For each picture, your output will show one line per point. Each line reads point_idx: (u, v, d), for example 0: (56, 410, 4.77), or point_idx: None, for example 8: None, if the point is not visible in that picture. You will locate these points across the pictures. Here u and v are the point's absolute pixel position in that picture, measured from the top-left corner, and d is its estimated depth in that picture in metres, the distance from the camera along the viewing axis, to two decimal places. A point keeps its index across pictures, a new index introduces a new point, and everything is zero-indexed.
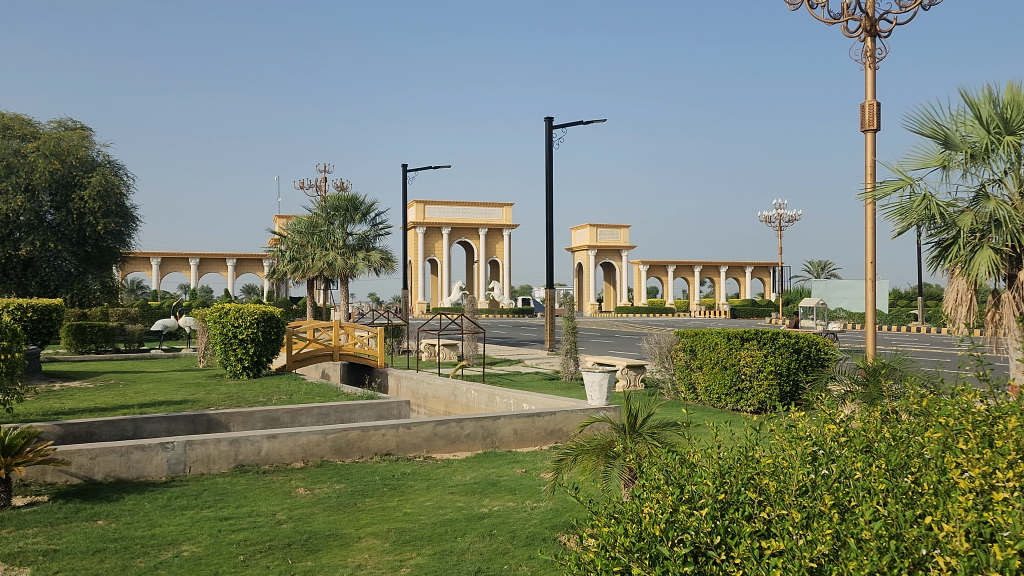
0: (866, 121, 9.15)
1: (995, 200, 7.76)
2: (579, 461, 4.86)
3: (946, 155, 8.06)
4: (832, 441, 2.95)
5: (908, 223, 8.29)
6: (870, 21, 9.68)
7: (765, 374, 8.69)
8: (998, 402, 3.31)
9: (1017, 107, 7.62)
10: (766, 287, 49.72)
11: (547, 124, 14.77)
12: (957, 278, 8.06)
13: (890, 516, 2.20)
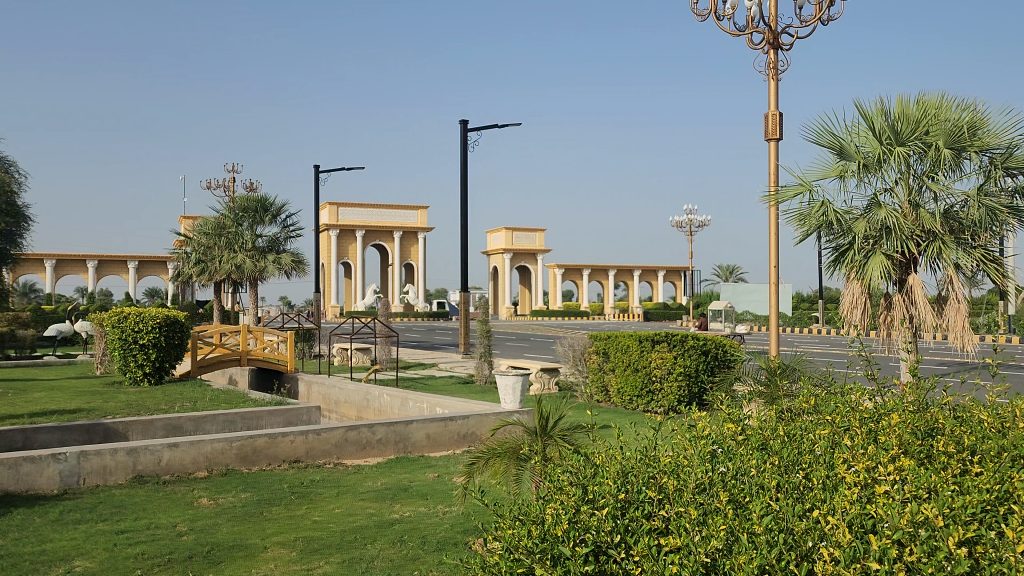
0: (769, 130, 9.48)
1: (886, 208, 8.16)
2: (490, 464, 4.87)
3: (842, 165, 8.43)
4: (730, 440, 3.04)
5: (807, 229, 8.62)
6: (773, 34, 10.06)
7: (675, 375, 8.91)
8: (884, 399, 3.48)
9: (906, 120, 8.06)
10: (677, 291, 50.96)
11: (461, 127, 14.80)
12: (852, 282, 8.42)
13: (781, 511, 2.30)
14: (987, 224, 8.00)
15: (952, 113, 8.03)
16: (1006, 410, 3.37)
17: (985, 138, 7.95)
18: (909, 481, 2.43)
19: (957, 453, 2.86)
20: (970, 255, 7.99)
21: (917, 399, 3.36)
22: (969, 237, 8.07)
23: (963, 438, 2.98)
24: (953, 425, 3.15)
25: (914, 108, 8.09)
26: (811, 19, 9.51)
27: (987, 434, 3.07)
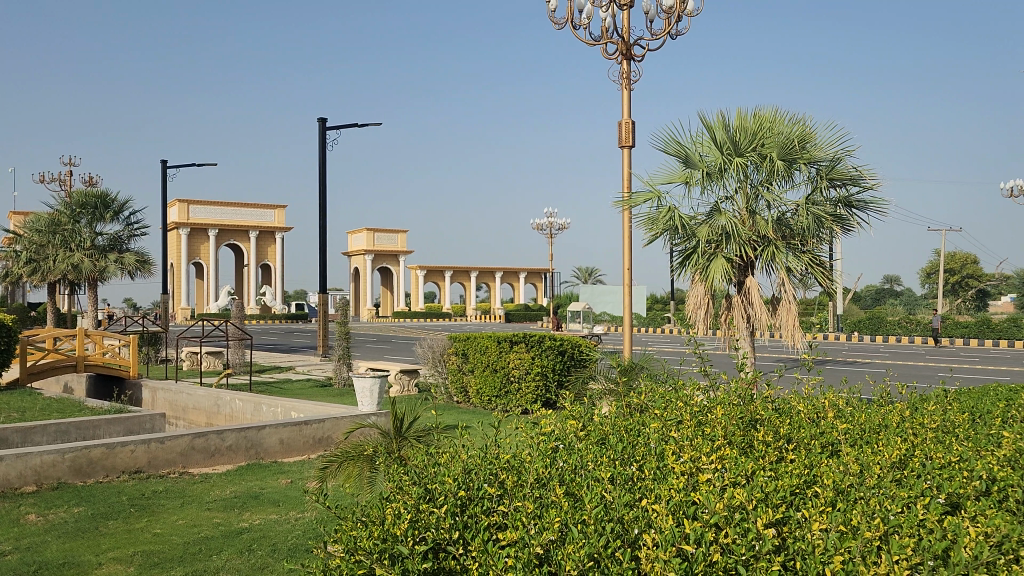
0: (623, 138, 9.85)
1: (727, 214, 8.67)
2: (343, 468, 4.82)
3: (688, 173, 8.87)
4: (571, 435, 3.15)
5: (655, 233, 9.02)
6: (626, 45, 10.47)
7: (533, 375, 9.11)
8: (713, 394, 3.71)
9: (745, 132, 8.59)
10: (539, 293, 51.93)
11: (319, 124, 14.52)
12: (696, 284, 8.89)
13: (612, 502, 2.42)
14: (814, 231, 8.67)
15: (785, 127, 8.65)
16: (818, 401, 3.68)
17: (813, 151, 8.61)
18: (728, 470, 2.63)
19: (775, 442, 3.11)
20: (800, 259, 8.64)
21: (742, 393, 3.61)
22: (799, 242, 8.72)
23: (780, 429, 3.24)
24: (770, 417, 3.42)
25: (751, 121, 8.64)
26: (661, 34, 9.98)
27: (799, 426, 3.36)
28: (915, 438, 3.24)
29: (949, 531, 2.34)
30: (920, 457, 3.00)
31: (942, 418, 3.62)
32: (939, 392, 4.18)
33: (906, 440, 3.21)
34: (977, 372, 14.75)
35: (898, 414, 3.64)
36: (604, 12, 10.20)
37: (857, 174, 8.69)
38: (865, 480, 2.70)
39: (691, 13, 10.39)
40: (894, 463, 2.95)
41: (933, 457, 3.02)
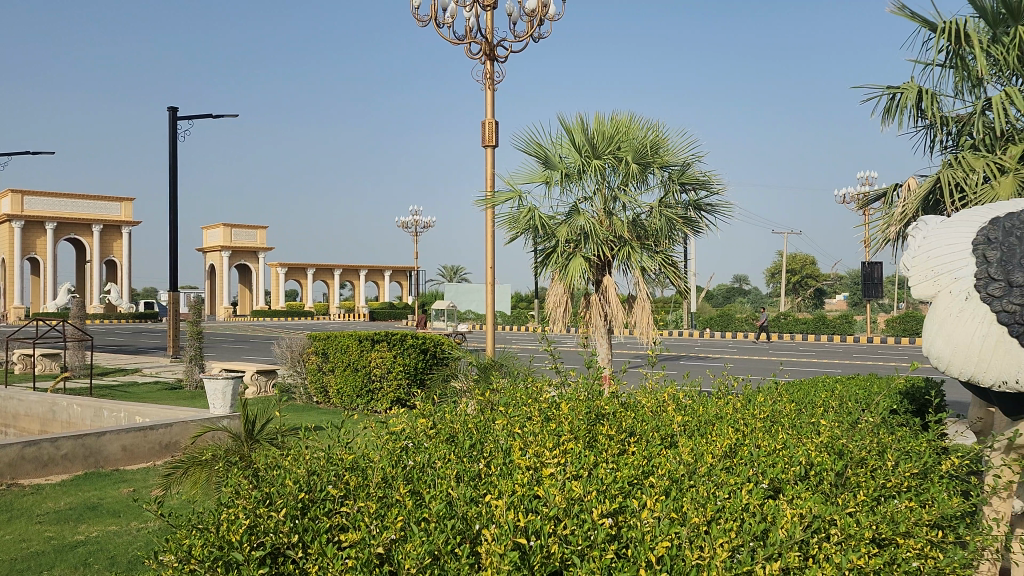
0: (486, 137, 9.93)
1: (585, 215, 8.91)
2: (190, 473, 4.62)
3: (548, 173, 9.07)
4: (421, 434, 3.16)
5: (516, 231, 9.16)
6: (489, 45, 10.57)
7: (394, 374, 9.05)
8: (564, 390, 3.80)
9: (602, 135, 8.85)
10: (404, 291, 51.55)
11: (170, 113, 13.85)
12: (556, 283, 9.10)
13: (456, 499, 2.45)
14: (667, 232, 9.05)
15: (639, 132, 8.97)
16: (661, 394, 3.85)
17: (665, 156, 8.99)
18: (570, 464, 2.71)
19: (618, 435, 3.23)
20: (654, 259, 9.01)
21: (591, 388, 3.72)
22: (653, 242, 9.08)
23: (622, 423, 3.39)
24: (615, 412, 3.55)
25: (609, 125, 8.90)
26: (524, 36, 10.14)
27: (641, 419, 3.51)
28: (745, 427, 3.47)
29: (769, 514, 2.50)
30: (748, 445, 3.21)
31: (772, 408, 3.86)
32: (771, 383, 4.47)
33: (737, 430, 3.42)
34: (810, 365, 15.91)
35: (734, 406, 3.86)
36: (469, 11, 10.25)
37: (705, 179, 9.15)
38: (698, 468, 2.86)
39: (553, 16, 10.61)
40: (724, 451, 3.14)
41: (760, 445, 3.24)
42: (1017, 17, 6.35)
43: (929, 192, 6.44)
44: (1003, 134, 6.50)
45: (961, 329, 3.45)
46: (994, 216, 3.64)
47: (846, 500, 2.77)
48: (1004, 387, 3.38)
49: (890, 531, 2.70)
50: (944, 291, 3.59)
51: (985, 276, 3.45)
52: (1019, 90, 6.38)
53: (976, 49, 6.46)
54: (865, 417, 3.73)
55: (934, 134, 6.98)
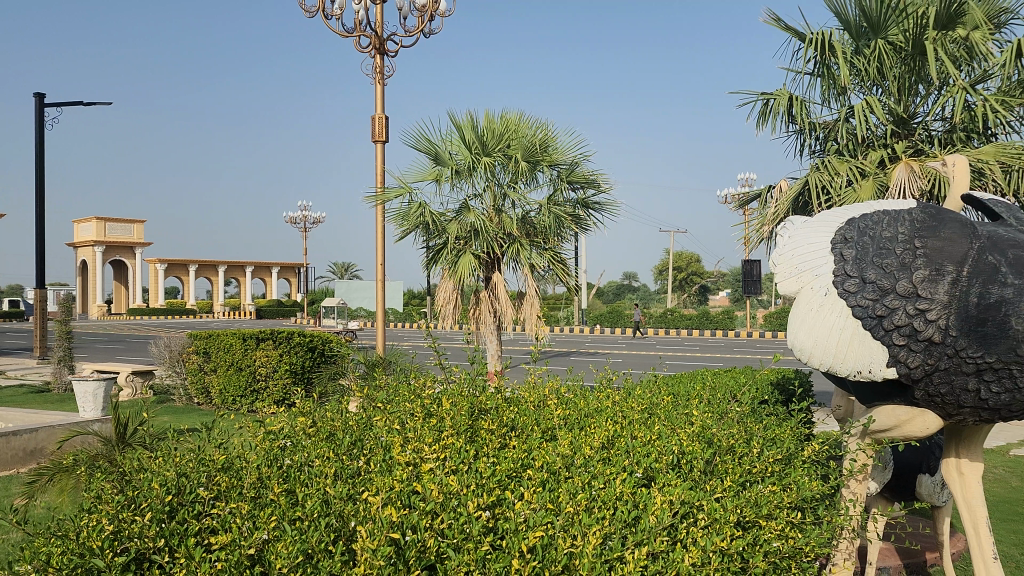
0: (376, 132, 9.82)
1: (475, 212, 8.94)
2: (55, 481, 4.38)
3: (438, 170, 9.07)
4: (300, 434, 3.13)
5: (406, 228, 9.11)
6: (379, 39, 10.45)
7: (281, 373, 8.84)
8: (447, 386, 3.81)
9: (491, 133, 8.89)
10: (292, 288, 50.30)
11: (37, 100, 13.06)
12: (446, 280, 9.12)
13: (332, 496, 2.44)
14: (555, 230, 9.19)
15: (528, 130, 9.06)
16: (542, 388, 3.91)
17: (553, 154, 9.13)
18: (449, 459, 2.73)
19: (498, 430, 3.28)
20: (543, 256, 9.17)
21: (474, 384, 3.75)
22: (542, 239, 9.22)
23: (503, 417, 3.43)
24: (497, 407, 3.60)
25: (498, 122, 8.96)
26: (414, 31, 10.09)
27: (522, 414, 3.56)
28: (622, 419, 3.58)
29: (640, 502, 2.59)
30: (624, 436, 3.32)
31: (649, 401, 4.01)
32: (650, 376, 4.62)
33: (615, 423, 3.53)
34: (690, 359, 16.56)
35: (614, 399, 3.97)
36: (357, 3, 10.10)
37: (591, 178, 9.35)
38: (575, 460, 2.93)
39: (444, 12, 10.61)
40: (601, 443, 3.24)
41: (635, 437, 3.35)
42: (877, 30, 6.80)
43: (798, 194, 6.79)
44: (863, 140, 6.97)
45: (820, 324, 3.67)
46: (851, 218, 3.89)
47: (713, 487, 2.90)
48: (859, 375, 3.62)
49: (754, 513, 2.83)
50: (806, 287, 3.80)
51: (842, 272, 3.68)
52: (878, 99, 6.83)
53: (839, 59, 6.83)
54: (733, 407, 3.92)
55: (803, 139, 7.39)
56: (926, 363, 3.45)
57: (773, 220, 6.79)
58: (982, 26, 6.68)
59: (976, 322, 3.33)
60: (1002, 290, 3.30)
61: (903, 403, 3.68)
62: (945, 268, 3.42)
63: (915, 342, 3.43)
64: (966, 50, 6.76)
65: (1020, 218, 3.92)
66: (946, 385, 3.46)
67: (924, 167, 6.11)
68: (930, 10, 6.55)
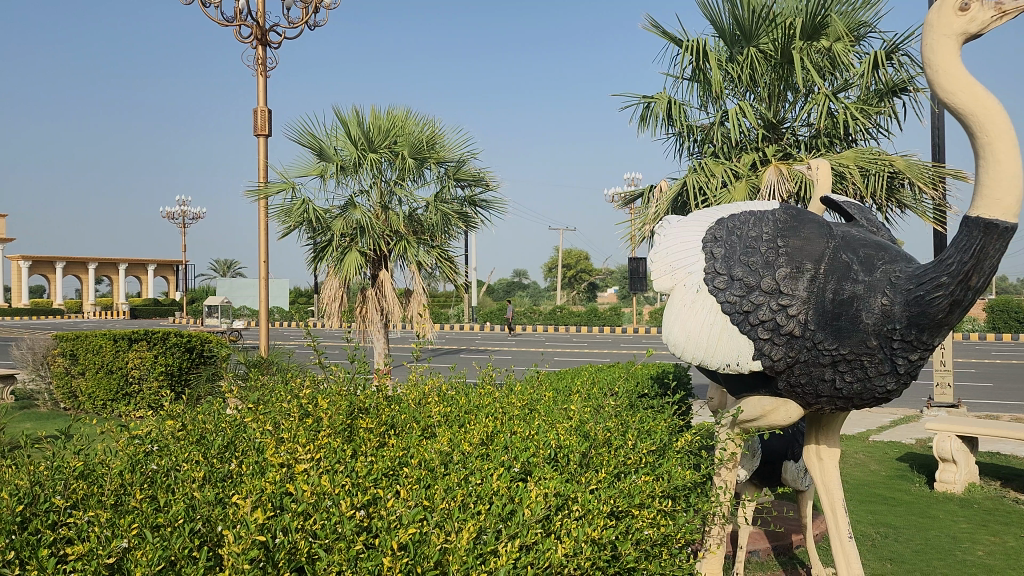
0: (258, 126, 9.54)
1: (361, 209, 8.81)
2: None
3: (322, 166, 8.89)
4: (169, 438, 3.01)
5: (289, 224, 8.88)
6: (261, 30, 10.15)
7: (156, 375, 8.50)
8: (326, 384, 3.75)
9: (378, 128, 8.79)
10: (170, 287, 48.16)
11: None
12: (331, 277, 8.95)
13: (199, 501, 2.36)
14: (442, 227, 9.17)
15: (415, 127, 9.01)
16: (424, 386, 3.90)
17: (440, 151, 9.11)
18: (323, 459, 2.69)
19: (377, 429, 3.26)
20: (430, 254, 9.14)
21: (355, 382, 3.70)
22: (429, 237, 9.19)
23: (381, 417, 3.40)
24: (375, 406, 3.56)
25: (384, 118, 8.86)
26: (297, 22, 9.86)
27: (401, 413, 3.55)
28: (502, 415, 3.62)
29: (516, 496, 2.63)
30: (504, 432, 3.35)
31: (530, 397, 4.06)
32: (531, 372, 4.67)
33: (495, 419, 3.56)
34: (575, 355, 16.91)
35: (495, 395, 4.00)
36: None
37: (479, 175, 9.39)
38: (452, 456, 2.95)
39: (329, 4, 10.41)
40: (481, 438, 3.27)
41: (514, 432, 3.39)
42: (749, 38, 7.13)
43: (676, 194, 7.04)
44: (737, 143, 7.29)
45: (692, 319, 3.82)
46: (719, 218, 4.07)
47: (588, 478, 2.97)
48: (728, 368, 3.79)
49: (627, 503, 2.91)
50: (680, 283, 3.95)
51: (712, 270, 3.84)
52: (750, 104, 7.19)
53: (715, 65, 7.09)
54: (609, 401, 4.03)
55: (681, 141, 7.67)
56: (787, 356, 3.63)
57: (654, 219, 7.01)
58: (844, 38, 7.02)
59: (832, 317, 3.54)
60: (854, 287, 3.53)
61: (767, 394, 3.88)
62: (804, 266, 3.63)
63: (778, 336, 3.61)
64: (829, 60, 7.13)
65: (870, 220, 4.22)
66: (805, 376, 3.66)
67: (791, 170, 6.45)
68: (796, 22, 6.92)
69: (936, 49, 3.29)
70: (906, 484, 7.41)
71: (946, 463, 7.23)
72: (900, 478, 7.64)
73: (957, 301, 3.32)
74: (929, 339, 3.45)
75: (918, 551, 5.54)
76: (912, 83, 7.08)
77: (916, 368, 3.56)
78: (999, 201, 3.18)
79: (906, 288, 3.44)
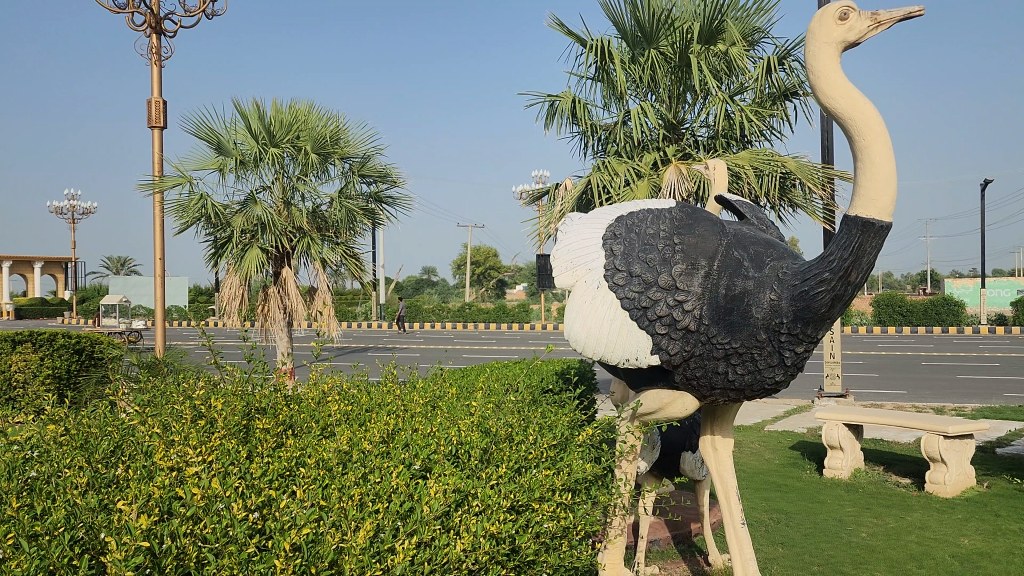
0: (152, 118, 9.17)
1: (262, 205, 8.59)
2: None
3: (221, 160, 8.63)
4: (51, 443, 2.87)
5: (185, 220, 8.57)
6: (155, 18, 9.76)
7: (42, 378, 8.07)
8: (220, 385, 3.65)
9: (279, 122, 8.58)
10: (59, 286, 45.75)
11: None
12: (230, 275, 8.68)
13: (82, 507, 2.26)
14: (346, 224, 9.03)
15: (318, 122, 8.84)
16: (325, 384, 3.84)
17: (344, 147, 8.98)
18: (216, 462, 2.61)
19: (274, 429, 3.19)
20: (334, 251, 8.99)
21: (252, 381, 3.61)
22: (333, 233, 9.04)
23: (278, 417, 3.34)
24: (272, 406, 3.48)
25: (285, 112, 8.66)
26: (195, 11, 9.53)
27: (300, 413, 3.49)
28: (404, 413, 3.60)
29: (414, 493, 2.62)
30: (405, 430, 3.34)
31: (432, 395, 4.05)
32: (435, 369, 4.65)
33: (396, 416, 3.54)
34: (484, 352, 16.96)
35: (398, 393, 3.97)
36: None
37: (384, 171, 9.29)
38: (352, 455, 2.92)
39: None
40: (381, 437, 3.25)
41: (416, 429, 3.39)
42: (650, 41, 7.29)
43: (581, 193, 7.15)
44: (639, 143, 7.46)
45: (592, 315, 3.90)
46: (618, 215, 4.17)
47: (488, 474, 2.98)
48: (628, 363, 3.87)
49: (527, 497, 2.94)
50: (580, 280, 4.01)
51: (611, 267, 3.93)
52: (651, 105, 7.37)
53: (617, 66, 7.23)
54: (511, 398, 4.06)
55: (585, 140, 7.78)
56: (683, 350, 3.74)
57: (558, 218, 7.10)
58: (738, 43, 7.27)
59: (724, 312, 3.66)
60: (744, 283, 3.67)
61: (665, 387, 3.99)
62: (699, 263, 3.76)
63: (674, 331, 3.72)
64: (725, 63, 7.36)
65: (760, 218, 4.40)
66: (700, 369, 3.78)
67: (691, 170, 6.65)
68: (694, 26, 7.12)
69: (817, 56, 3.46)
70: (798, 471, 7.75)
71: (834, 450, 7.61)
72: (792, 466, 7.99)
73: (838, 296, 3.49)
74: (813, 332, 3.62)
75: (808, 535, 5.82)
76: (802, 88, 7.41)
77: (802, 360, 3.74)
78: (876, 201, 3.36)
79: (792, 284, 3.60)
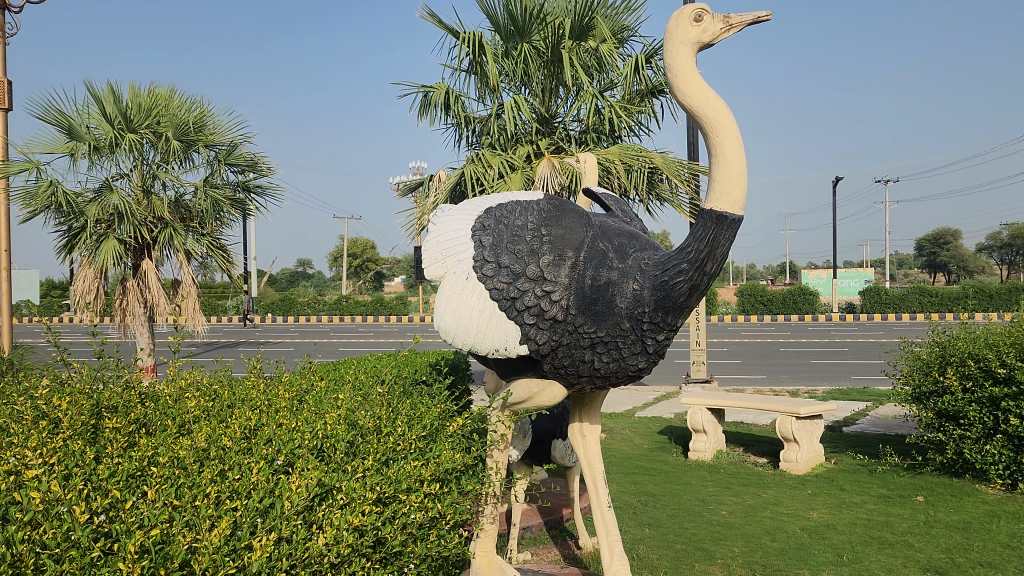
0: None
1: (119, 193, 8.13)
2: None
3: (72, 145, 8.10)
4: None
5: (32, 209, 7.99)
6: None
7: None
8: (66, 382, 3.43)
9: (137, 107, 8.13)
10: None
11: None
12: (84, 267, 8.16)
13: None
14: (212, 214, 8.68)
15: (180, 107, 8.45)
16: (185, 379, 3.68)
17: (209, 134, 8.62)
18: (59, 465, 2.46)
19: (125, 428, 3.04)
20: (200, 242, 8.64)
21: (103, 379, 3.42)
22: (198, 224, 8.68)
23: (131, 416, 3.18)
24: (124, 404, 3.31)
25: (144, 96, 8.22)
26: None
27: (155, 411, 3.33)
28: (268, 408, 3.50)
29: (274, 488, 2.55)
30: (268, 425, 3.25)
31: (298, 389, 3.95)
32: (303, 362, 4.53)
33: (259, 412, 3.44)
34: (361, 345, 16.72)
35: (263, 387, 3.86)
36: None
37: (253, 160, 8.99)
38: (209, 453, 2.81)
39: None
40: (243, 433, 3.14)
41: (280, 424, 3.30)
42: (522, 34, 7.36)
43: (454, 184, 7.16)
44: (512, 136, 7.53)
45: (462, 307, 3.91)
46: (488, 207, 4.20)
47: (354, 467, 2.93)
48: (497, 353, 3.92)
49: (395, 489, 2.90)
50: (450, 272, 4.02)
51: (481, 258, 3.95)
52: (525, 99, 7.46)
53: (490, 59, 7.27)
54: (381, 390, 4.01)
55: (460, 131, 7.79)
56: (551, 339, 3.82)
57: (432, 209, 7.09)
58: (608, 40, 7.45)
59: (590, 301, 3.76)
60: (609, 273, 3.78)
61: (534, 376, 4.06)
62: (566, 254, 3.84)
63: (542, 321, 3.79)
64: (596, 60, 7.54)
65: (625, 211, 4.54)
66: (568, 358, 3.87)
67: (563, 164, 6.79)
68: (565, 22, 7.25)
69: (675, 55, 3.60)
70: (664, 455, 8.08)
71: (697, 434, 7.95)
72: (659, 450, 8.31)
73: (695, 285, 3.66)
74: (673, 320, 3.77)
75: (673, 515, 6.08)
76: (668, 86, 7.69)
77: (662, 348, 3.90)
78: (729, 195, 3.54)
79: (653, 274, 3.74)
